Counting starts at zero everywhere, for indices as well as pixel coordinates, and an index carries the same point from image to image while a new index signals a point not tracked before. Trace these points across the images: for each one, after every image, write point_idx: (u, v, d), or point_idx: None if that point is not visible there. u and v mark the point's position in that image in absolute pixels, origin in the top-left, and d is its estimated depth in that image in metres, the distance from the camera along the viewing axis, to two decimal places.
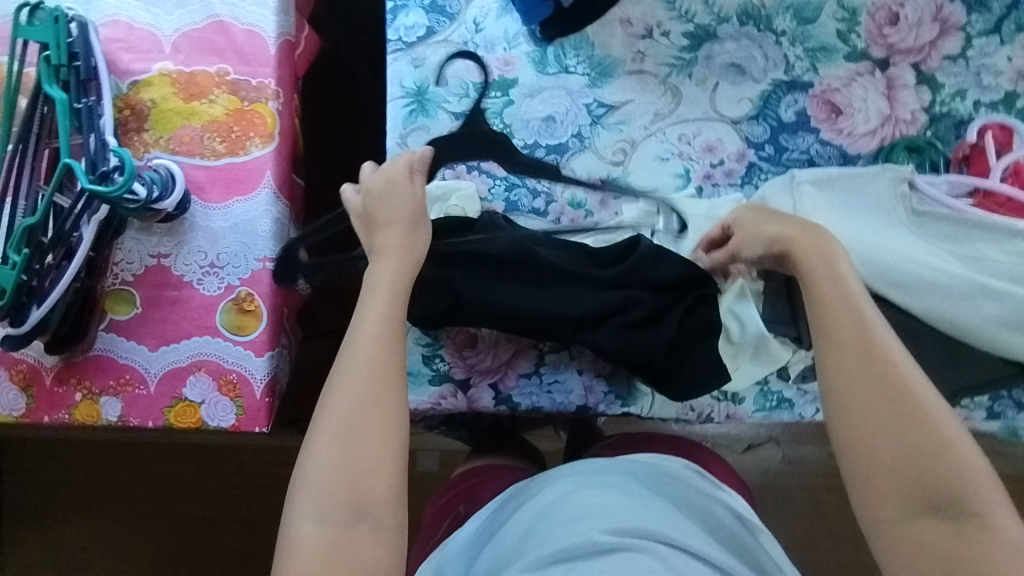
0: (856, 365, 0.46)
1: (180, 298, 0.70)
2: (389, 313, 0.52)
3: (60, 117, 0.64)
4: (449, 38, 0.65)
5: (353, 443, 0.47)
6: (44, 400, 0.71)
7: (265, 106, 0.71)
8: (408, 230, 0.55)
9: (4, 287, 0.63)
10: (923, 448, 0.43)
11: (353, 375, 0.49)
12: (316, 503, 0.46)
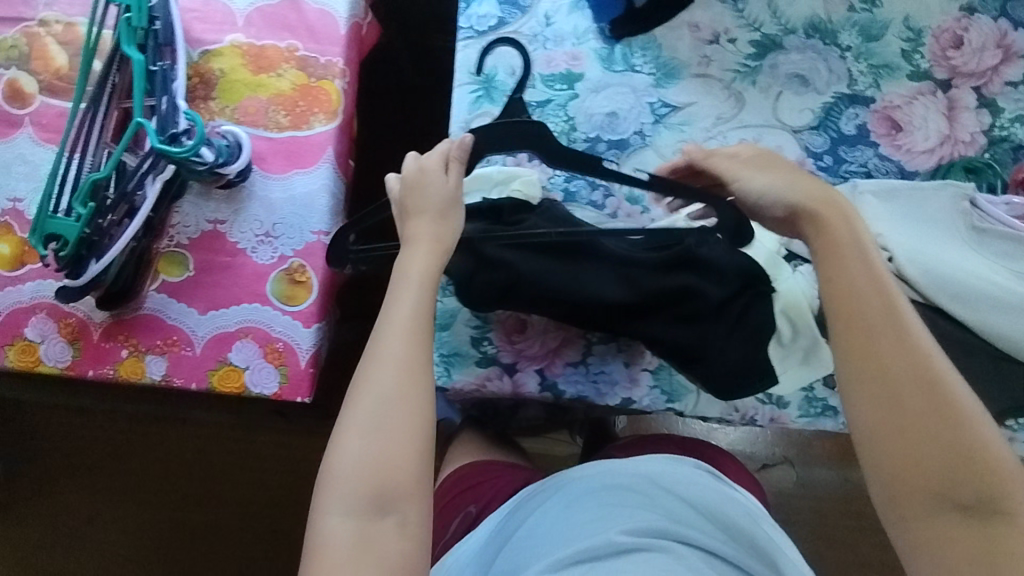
0: (891, 368, 0.47)
1: (232, 264, 0.72)
2: (417, 306, 0.53)
3: (137, 78, 0.64)
4: (519, 29, 0.67)
5: (381, 439, 0.49)
6: (90, 354, 0.72)
7: (332, 84, 0.72)
8: (437, 230, 0.55)
9: (67, 238, 0.64)
10: (961, 453, 0.44)
11: (383, 369, 0.51)
12: (343, 500, 0.48)
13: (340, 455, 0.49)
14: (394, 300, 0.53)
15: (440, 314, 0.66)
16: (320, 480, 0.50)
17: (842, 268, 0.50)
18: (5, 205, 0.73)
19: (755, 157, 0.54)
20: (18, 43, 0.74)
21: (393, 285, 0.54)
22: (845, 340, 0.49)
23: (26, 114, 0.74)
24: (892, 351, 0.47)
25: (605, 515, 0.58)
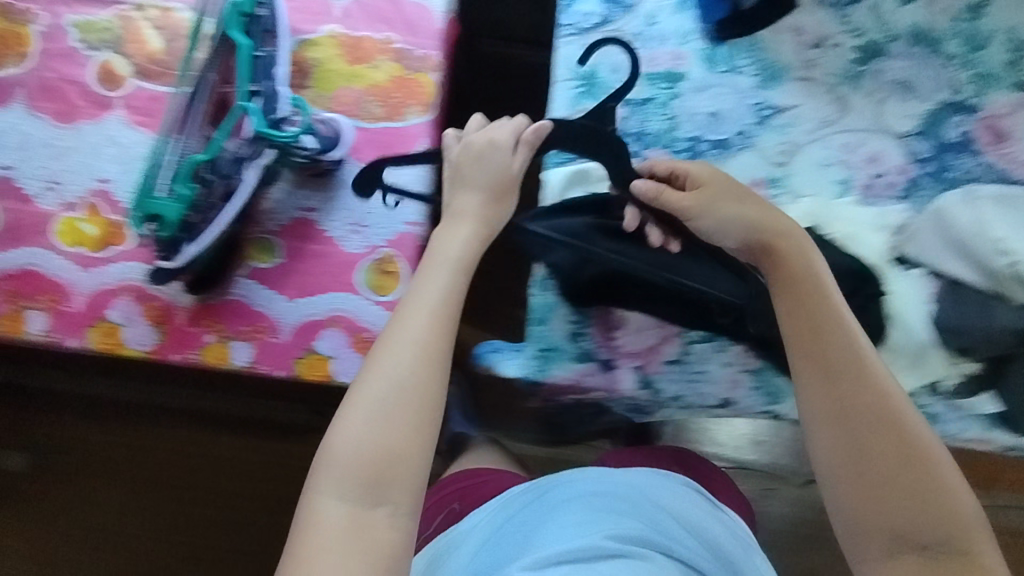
0: (856, 398, 0.48)
1: (323, 252, 0.72)
2: (440, 297, 0.53)
3: (243, 62, 0.65)
4: (622, 28, 0.67)
5: (383, 426, 0.48)
6: (175, 339, 0.71)
7: (427, 76, 0.72)
8: (490, 206, 0.58)
9: (168, 218, 0.64)
10: (921, 490, 0.45)
11: (399, 350, 0.50)
12: (340, 482, 0.46)
13: (340, 438, 0.47)
14: (422, 285, 0.54)
15: (538, 308, 0.66)
16: (318, 461, 0.48)
17: (821, 299, 0.51)
18: (94, 186, 0.73)
19: (695, 190, 0.56)
20: (112, 26, 0.74)
21: (421, 269, 0.55)
22: (807, 369, 0.50)
23: (118, 96, 0.74)
24: (853, 382, 0.49)
25: (594, 517, 0.55)
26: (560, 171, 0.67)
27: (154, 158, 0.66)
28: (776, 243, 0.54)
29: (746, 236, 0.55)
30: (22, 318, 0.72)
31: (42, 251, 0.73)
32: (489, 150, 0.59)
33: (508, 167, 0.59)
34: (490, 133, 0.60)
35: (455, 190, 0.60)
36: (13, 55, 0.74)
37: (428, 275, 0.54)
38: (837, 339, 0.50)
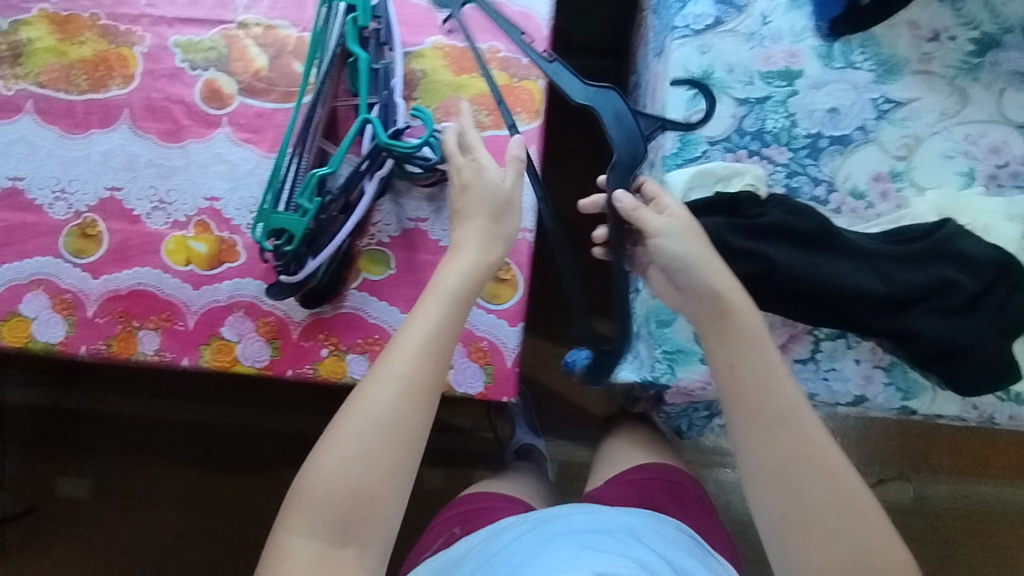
0: (781, 452, 0.54)
1: (436, 261, 0.71)
2: (421, 343, 0.58)
3: (363, 75, 0.66)
4: (736, 28, 0.67)
5: (362, 472, 0.56)
6: (289, 354, 0.71)
7: (534, 84, 0.72)
8: (480, 246, 0.62)
9: (293, 233, 0.63)
10: (821, 535, 0.52)
11: (377, 403, 0.57)
12: (308, 521, 0.55)
13: (313, 483, 0.56)
14: (415, 319, 0.59)
15: (662, 309, 0.66)
16: (290, 498, 0.56)
17: (749, 355, 0.56)
18: (203, 205, 0.73)
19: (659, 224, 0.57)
20: (217, 45, 0.75)
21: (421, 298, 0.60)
22: (743, 415, 0.56)
23: (224, 114, 0.74)
24: (788, 436, 0.54)
25: (583, 554, 0.57)
26: (686, 169, 0.65)
27: (275, 172, 0.66)
28: (712, 294, 0.57)
29: (705, 302, 0.57)
30: (135, 339, 0.72)
31: (152, 270, 0.72)
32: (477, 181, 0.62)
33: (506, 189, 0.62)
34: (476, 162, 0.62)
35: (460, 221, 0.63)
36: (119, 77, 0.75)
37: (423, 310, 0.59)
38: (766, 395, 0.55)
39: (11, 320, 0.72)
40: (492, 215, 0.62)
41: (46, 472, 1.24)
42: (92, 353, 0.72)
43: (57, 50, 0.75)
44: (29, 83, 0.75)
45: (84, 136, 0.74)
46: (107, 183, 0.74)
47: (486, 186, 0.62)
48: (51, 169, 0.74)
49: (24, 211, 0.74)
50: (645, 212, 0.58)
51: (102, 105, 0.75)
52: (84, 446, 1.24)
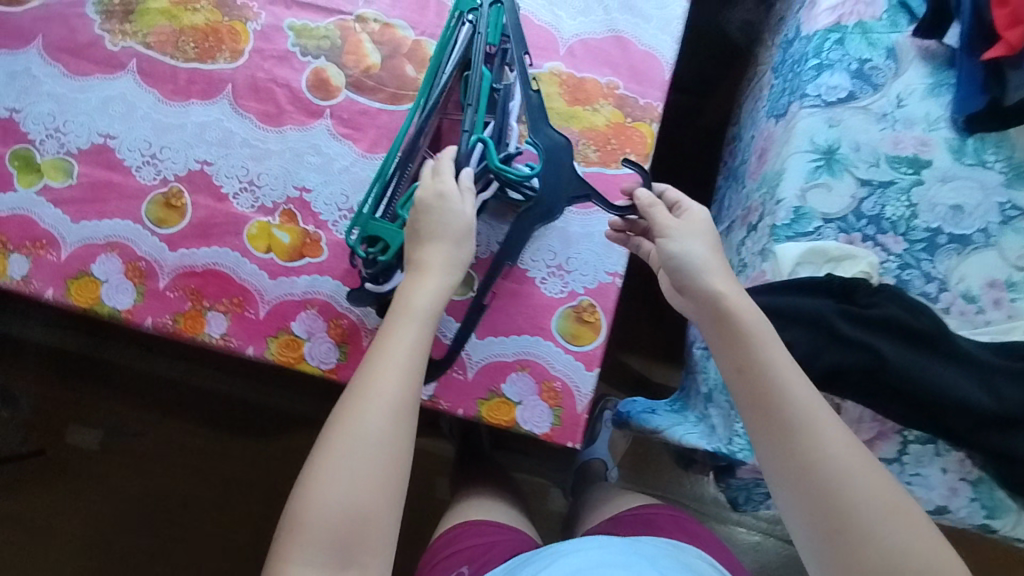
0: (794, 459, 0.52)
1: (521, 291, 0.69)
2: (408, 356, 0.57)
3: (484, 92, 0.64)
4: (869, 106, 0.65)
5: (357, 488, 0.53)
6: (356, 361, 0.69)
7: (648, 127, 0.70)
8: (443, 273, 0.60)
9: (390, 244, 0.63)
10: (857, 546, 0.49)
11: (364, 420, 0.54)
12: (304, 549, 0.52)
13: (307, 510, 0.53)
14: (391, 336, 0.57)
15: None
16: (284, 527, 0.54)
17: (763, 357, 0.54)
18: (293, 194, 0.72)
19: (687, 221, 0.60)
20: (331, 35, 0.73)
21: (393, 317, 0.59)
22: (753, 416, 0.54)
23: (328, 106, 0.72)
24: (797, 442, 0.52)
25: None
26: (798, 244, 0.63)
27: (381, 172, 0.65)
28: (711, 295, 0.57)
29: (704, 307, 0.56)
30: (203, 320, 0.70)
31: (232, 252, 0.71)
32: (438, 208, 0.60)
33: (466, 222, 0.60)
34: (440, 187, 0.60)
35: (421, 245, 0.60)
36: (228, 51, 0.73)
37: (397, 330, 0.58)
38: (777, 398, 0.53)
39: (81, 279, 0.71)
40: (458, 248, 0.60)
41: (61, 417, 1.22)
42: (158, 326, 0.70)
43: (170, 13, 0.74)
44: (136, 41, 0.74)
45: (183, 104, 0.73)
46: (199, 156, 0.72)
47: (452, 215, 0.60)
48: (145, 132, 0.73)
49: (110, 170, 0.72)
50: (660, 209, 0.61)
51: (206, 76, 0.73)
52: (103, 397, 1.22)
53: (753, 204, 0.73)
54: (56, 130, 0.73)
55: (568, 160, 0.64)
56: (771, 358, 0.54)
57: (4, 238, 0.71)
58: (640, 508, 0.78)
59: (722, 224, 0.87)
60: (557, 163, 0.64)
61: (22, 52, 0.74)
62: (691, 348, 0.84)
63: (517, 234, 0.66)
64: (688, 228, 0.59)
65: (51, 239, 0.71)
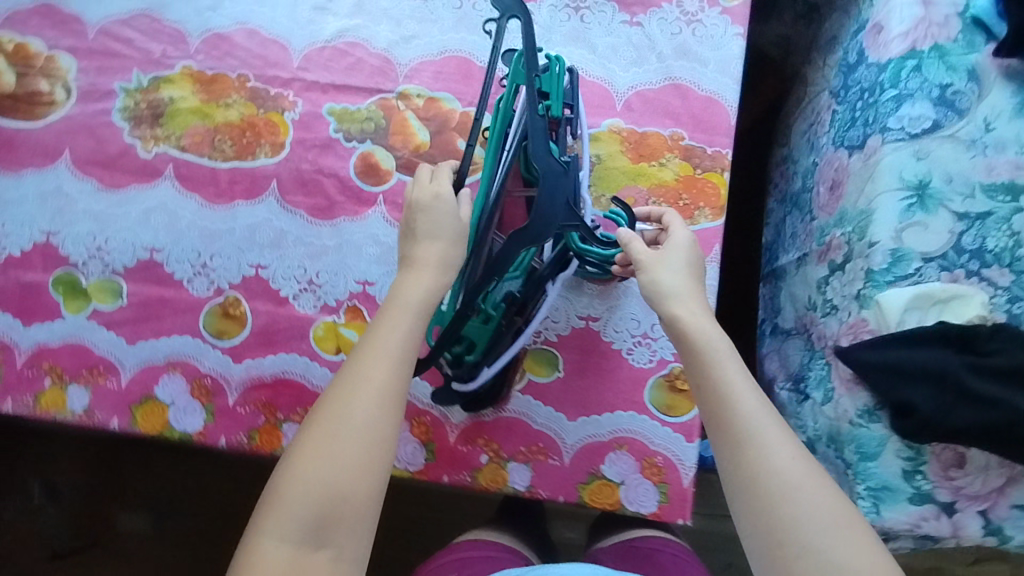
0: (740, 473, 0.48)
1: (607, 365, 0.66)
2: (400, 346, 0.51)
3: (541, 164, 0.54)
4: (956, 134, 0.62)
5: (336, 475, 0.47)
6: (446, 459, 0.66)
7: (720, 176, 0.66)
8: (436, 273, 0.53)
9: (477, 341, 0.60)
10: (792, 561, 0.45)
11: (351, 409, 0.49)
12: (283, 523, 0.47)
13: (287, 488, 0.47)
14: (382, 328, 0.52)
15: (865, 441, 0.62)
16: (265, 500, 0.49)
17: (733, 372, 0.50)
18: (355, 288, 0.68)
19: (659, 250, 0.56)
20: (374, 116, 0.69)
21: (380, 312, 0.53)
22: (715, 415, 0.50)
23: (380, 192, 0.69)
24: (758, 445, 0.48)
25: None
26: (902, 290, 0.60)
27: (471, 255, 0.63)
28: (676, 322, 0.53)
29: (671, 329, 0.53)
30: (279, 433, 0.67)
31: (301, 357, 0.67)
32: (434, 206, 0.54)
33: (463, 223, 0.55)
34: (438, 188, 0.55)
35: (416, 243, 0.54)
36: (268, 144, 0.70)
37: (387, 323, 0.52)
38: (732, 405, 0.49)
39: (146, 404, 0.67)
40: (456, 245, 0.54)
41: (104, 501, 1.06)
42: (233, 444, 0.67)
43: (201, 111, 0.70)
44: (170, 145, 0.70)
45: (228, 207, 0.69)
46: (252, 260, 0.69)
47: (444, 216, 0.54)
48: (192, 241, 0.69)
49: (161, 285, 0.69)
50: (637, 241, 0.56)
51: (249, 174, 0.70)
52: (152, 479, 1.06)
53: (833, 241, 0.69)
54: (98, 249, 0.70)
55: (564, 192, 0.51)
56: (730, 372, 0.51)
57: (59, 370, 0.68)
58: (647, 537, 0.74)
59: (789, 253, 0.82)
60: (555, 188, 0.52)
61: (50, 170, 0.71)
62: (774, 389, 0.81)
63: (505, 254, 0.53)
64: (667, 256, 0.55)
65: (108, 365, 0.68)
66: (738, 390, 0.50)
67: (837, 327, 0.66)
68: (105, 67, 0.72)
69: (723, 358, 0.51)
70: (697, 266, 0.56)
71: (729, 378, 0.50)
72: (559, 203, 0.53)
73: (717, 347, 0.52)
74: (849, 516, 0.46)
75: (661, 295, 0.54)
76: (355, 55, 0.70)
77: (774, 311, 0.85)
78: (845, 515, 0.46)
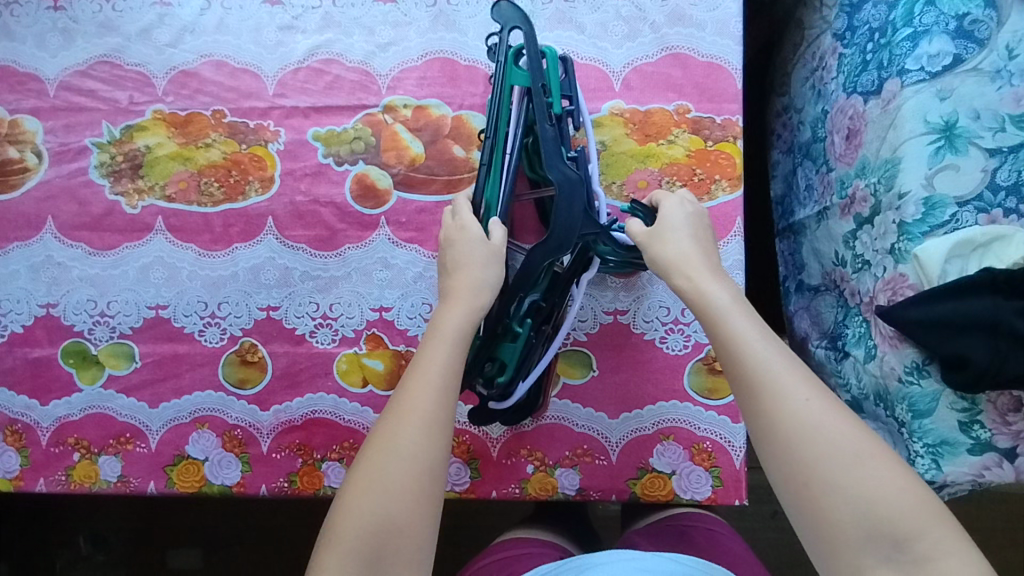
0: (755, 420, 0.44)
1: (642, 357, 0.64)
2: (444, 373, 0.47)
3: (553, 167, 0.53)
4: (979, 66, 0.59)
5: (391, 505, 0.43)
6: (492, 474, 0.64)
7: (733, 145, 0.63)
8: (469, 297, 0.51)
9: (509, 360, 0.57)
10: (821, 502, 0.41)
11: (402, 437, 0.45)
12: (342, 559, 0.43)
13: (342, 527, 0.43)
14: (422, 360, 0.48)
15: (918, 399, 0.59)
16: (321, 538, 0.45)
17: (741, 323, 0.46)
18: (372, 316, 0.66)
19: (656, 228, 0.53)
20: (363, 134, 0.67)
21: (422, 344, 0.49)
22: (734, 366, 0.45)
23: (382, 214, 0.66)
24: (777, 394, 0.43)
25: None
26: (940, 239, 0.58)
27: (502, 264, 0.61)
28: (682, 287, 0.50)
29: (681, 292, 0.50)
30: (320, 473, 0.65)
31: (329, 395, 0.65)
32: (460, 240, 0.53)
33: (493, 247, 0.53)
34: (462, 222, 0.54)
35: (449, 276, 0.53)
36: (257, 180, 0.67)
37: (427, 353, 0.48)
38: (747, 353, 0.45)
39: (180, 464, 0.65)
40: (490, 269, 0.52)
41: (154, 544, 1.06)
42: (274, 491, 0.65)
43: (181, 155, 0.67)
44: (156, 196, 0.67)
45: (226, 252, 0.67)
46: (261, 303, 0.66)
47: (468, 244, 0.53)
48: (196, 292, 0.67)
49: (173, 341, 0.67)
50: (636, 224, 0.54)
51: (243, 215, 0.67)
52: (193, 518, 1.05)
53: (857, 193, 0.66)
54: (100, 315, 0.67)
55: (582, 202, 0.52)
56: (739, 320, 0.46)
57: (86, 443, 0.66)
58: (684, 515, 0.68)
59: (806, 207, 0.77)
60: (571, 198, 0.53)
61: (36, 241, 0.68)
62: (807, 348, 0.77)
63: (529, 268, 0.53)
64: (665, 232, 0.53)
65: (135, 431, 0.66)
66: (744, 333, 0.46)
67: (872, 284, 0.64)
68: (73, 124, 0.68)
69: (730, 308, 0.47)
70: (701, 229, 0.54)
71: (734, 323, 0.46)
72: (576, 208, 0.52)
73: (718, 299, 0.48)
74: (875, 446, 0.42)
75: (659, 262, 0.52)
76: (332, 73, 0.67)
77: (797, 268, 0.80)
78: (872, 445, 0.42)
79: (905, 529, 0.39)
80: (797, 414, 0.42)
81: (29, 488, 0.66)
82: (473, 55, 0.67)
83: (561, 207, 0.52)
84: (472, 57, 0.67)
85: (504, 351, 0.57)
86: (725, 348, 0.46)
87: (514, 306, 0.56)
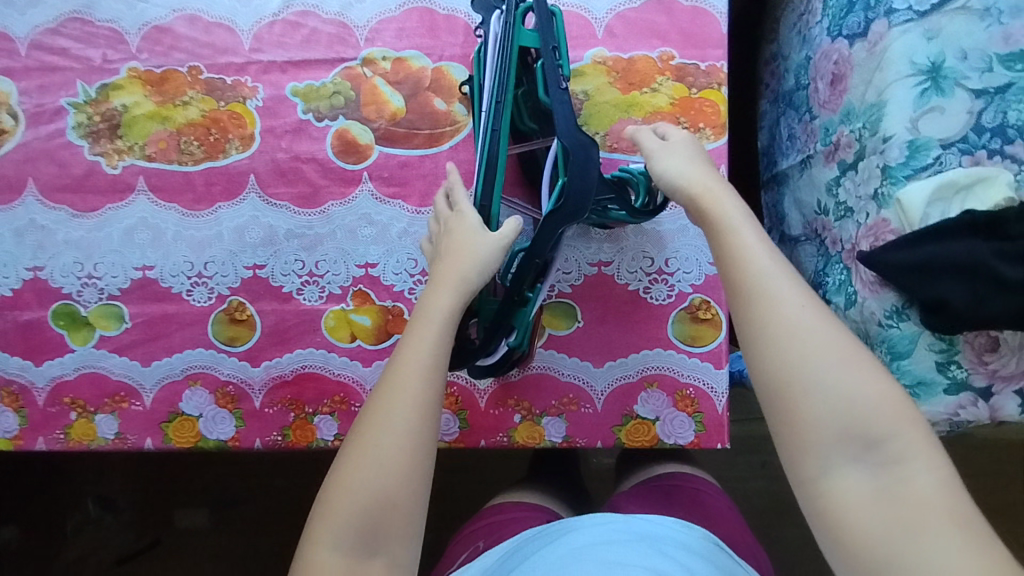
0: (749, 325, 0.45)
1: (627, 308, 0.65)
2: (432, 356, 0.48)
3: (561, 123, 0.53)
4: (967, 5, 0.58)
5: (380, 479, 0.45)
6: (481, 424, 0.65)
7: (718, 93, 0.62)
8: (460, 279, 0.51)
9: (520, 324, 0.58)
10: (798, 402, 0.42)
11: (389, 415, 0.46)
12: (334, 530, 0.44)
13: (337, 499, 0.45)
14: (410, 337, 0.49)
15: (897, 341, 0.59)
16: (316, 508, 0.46)
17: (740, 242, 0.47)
18: (358, 273, 0.66)
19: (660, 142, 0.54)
20: (342, 88, 0.66)
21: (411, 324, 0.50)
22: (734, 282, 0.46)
23: (364, 169, 0.66)
24: (769, 301, 0.44)
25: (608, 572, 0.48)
26: (923, 183, 0.57)
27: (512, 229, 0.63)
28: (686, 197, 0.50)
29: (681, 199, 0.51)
30: (312, 426, 0.66)
31: (318, 350, 0.66)
32: (457, 228, 0.54)
33: (488, 238, 0.53)
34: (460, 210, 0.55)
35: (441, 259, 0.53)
36: (237, 138, 0.66)
37: (415, 334, 0.49)
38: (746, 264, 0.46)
39: (175, 420, 0.66)
40: (496, 255, 0.52)
41: (158, 506, 1.08)
42: (268, 445, 0.66)
43: (159, 114, 0.67)
44: (135, 156, 0.67)
45: (211, 211, 0.66)
46: (247, 262, 0.66)
47: (466, 234, 0.53)
48: (182, 253, 0.67)
49: (161, 301, 0.67)
50: (643, 136, 0.55)
51: (225, 173, 0.66)
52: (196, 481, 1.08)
53: (841, 139, 0.66)
54: (88, 276, 0.67)
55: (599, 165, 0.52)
56: (745, 237, 0.47)
57: (82, 402, 0.66)
58: (664, 474, 0.70)
59: (789, 156, 0.77)
60: (584, 168, 0.52)
61: (19, 204, 0.67)
62: None
63: (544, 237, 0.53)
64: (675, 146, 0.53)
65: (129, 390, 0.67)
66: (748, 248, 0.46)
67: (855, 230, 0.64)
68: (48, 84, 0.67)
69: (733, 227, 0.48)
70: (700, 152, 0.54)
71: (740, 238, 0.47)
72: (592, 176, 0.53)
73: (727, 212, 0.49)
74: (859, 353, 0.43)
75: (665, 180, 0.52)
76: (308, 26, 0.66)
77: (779, 220, 0.80)
78: (858, 354, 0.43)
79: (873, 432, 0.42)
80: (789, 320, 0.43)
81: (28, 447, 0.66)
82: (452, 4, 0.66)
83: (576, 166, 0.52)
84: (451, 6, 0.66)
85: (518, 317, 0.56)
86: (724, 263, 0.47)
87: (528, 274, 0.55)
